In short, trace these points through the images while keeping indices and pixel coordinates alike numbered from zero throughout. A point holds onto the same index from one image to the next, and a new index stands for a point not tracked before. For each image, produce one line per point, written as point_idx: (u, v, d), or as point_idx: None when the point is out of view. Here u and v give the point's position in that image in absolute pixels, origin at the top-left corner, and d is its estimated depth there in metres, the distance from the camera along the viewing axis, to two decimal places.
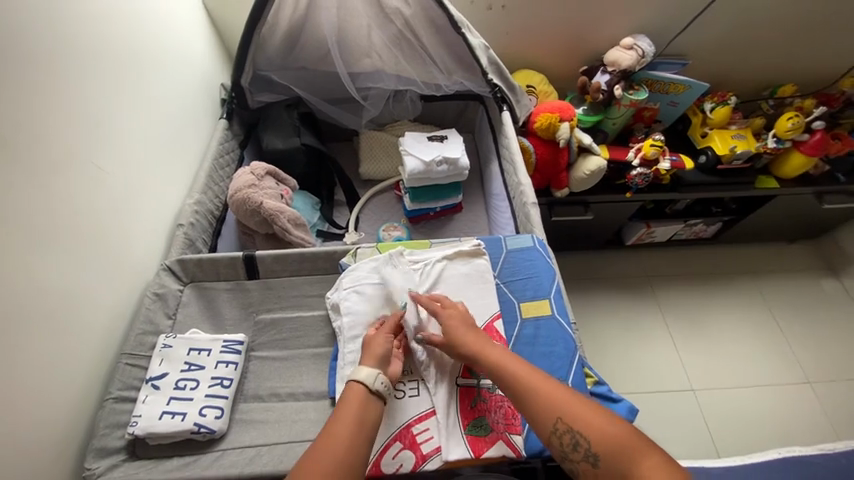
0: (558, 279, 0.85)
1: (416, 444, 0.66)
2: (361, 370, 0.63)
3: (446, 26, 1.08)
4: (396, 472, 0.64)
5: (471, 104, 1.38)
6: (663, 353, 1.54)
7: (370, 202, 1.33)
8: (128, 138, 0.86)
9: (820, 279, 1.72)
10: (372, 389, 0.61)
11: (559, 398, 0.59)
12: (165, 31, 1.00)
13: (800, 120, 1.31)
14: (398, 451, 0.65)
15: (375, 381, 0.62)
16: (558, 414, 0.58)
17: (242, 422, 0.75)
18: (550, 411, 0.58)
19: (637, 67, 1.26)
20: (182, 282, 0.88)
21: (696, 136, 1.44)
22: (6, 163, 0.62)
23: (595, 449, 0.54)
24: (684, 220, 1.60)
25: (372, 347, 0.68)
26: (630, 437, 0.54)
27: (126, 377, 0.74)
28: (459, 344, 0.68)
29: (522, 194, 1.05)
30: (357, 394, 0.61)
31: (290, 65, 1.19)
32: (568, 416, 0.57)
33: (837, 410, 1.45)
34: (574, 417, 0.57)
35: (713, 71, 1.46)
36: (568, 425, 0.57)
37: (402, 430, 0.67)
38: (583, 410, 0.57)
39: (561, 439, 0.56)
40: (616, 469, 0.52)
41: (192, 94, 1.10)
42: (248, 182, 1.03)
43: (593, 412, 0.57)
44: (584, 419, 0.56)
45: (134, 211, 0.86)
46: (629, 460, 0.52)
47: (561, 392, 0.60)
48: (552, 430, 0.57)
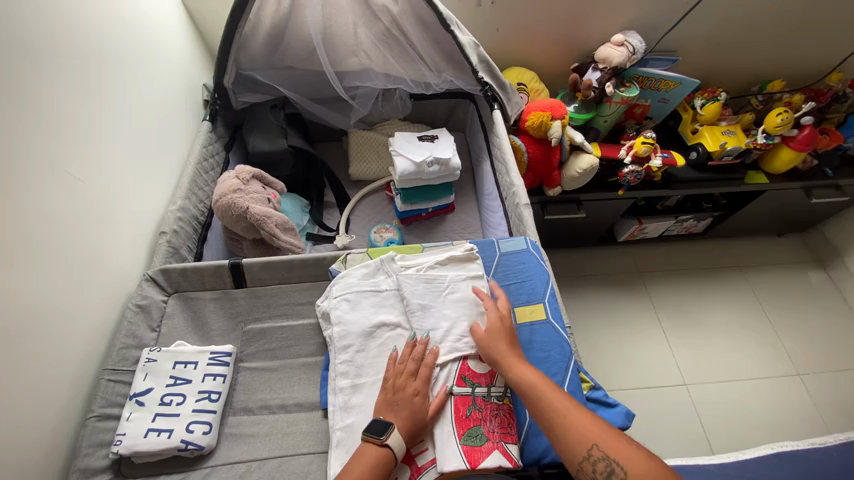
0: (552, 283, 0.84)
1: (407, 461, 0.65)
2: (394, 435, 0.62)
3: (434, 23, 1.06)
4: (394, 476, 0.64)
5: (461, 102, 1.36)
6: (657, 349, 1.55)
7: (360, 204, 1.30)
8: (103, 144, 0.82)
9: (808, 270, 1.75)
10: (387, 456, 0.61)
11: (595, 426, 0.59)
12: (141, 29, 0.96)
13: (789, 116, 1.31)
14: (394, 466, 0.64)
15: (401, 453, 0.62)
16: (594, 441, 0.57)
17: (231, 436, 0.73)
18: (585, 436, 0.58)
19: (628, 64, 1.25)
20: (166, 292, 0.84)
21: (687, 132, 1.44)
22: None
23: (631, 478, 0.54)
24: (675, 216, 1.60)
25: (418, 416, 0.65)
26: (665, 475, 0.54)
27: (110, 394, 0.71)
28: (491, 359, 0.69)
29: (514, 195, 1.03)
30: (383, 459, 0.61)
31: (275, 65, 1.15)
32: (604, 445, 0.57)
33: (825, 400, 1.48)
34: (609, 445, 0.57)
35: (704, 67, 1.45)
36: (603, 453, 0.56)
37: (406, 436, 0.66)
38: (619, 441, 0.57)
39: (594, 466, 0.56)
40: None
41: (173, 95, 1.06)
42: (234, 186, 0.99)
43: (629, 443, 0.57)
44: (619, 449, 0.56)
45: (111, 221, 0.83)
46: None
47: (597, 421, 0.60)
48: (585, 456, 0.57)
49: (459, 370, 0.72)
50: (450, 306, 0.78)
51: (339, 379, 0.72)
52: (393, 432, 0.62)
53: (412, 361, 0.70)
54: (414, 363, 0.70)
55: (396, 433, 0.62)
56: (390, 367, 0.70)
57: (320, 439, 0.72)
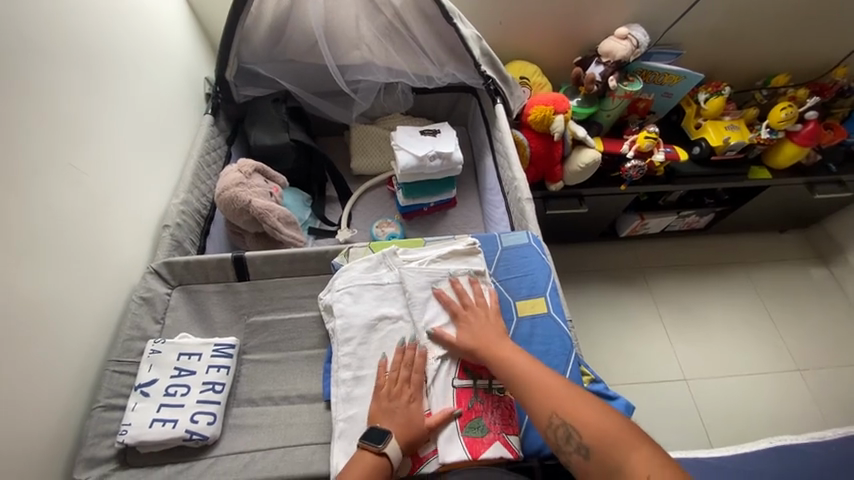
0: (553, 277, 0.84)
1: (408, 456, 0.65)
2: (392, 444, 0.62)
3: (437, 17, 1.05)
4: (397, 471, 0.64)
5: (464, 97, 1.35)
6: (657, 344, 1.55)
7: (361, 198, 1.30)
8: (107, 137, 0.82)
9: (810, 266, 1.75)
10: (385, 464, 0.61)
11: (557, 395, 0.62)
12: (144, 22, 0.96)
13: (793, 110, 1.31)
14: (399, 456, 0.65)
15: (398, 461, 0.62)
16: (554, 410, 0.61)
17: (235, 427, 0.74)
18: (546, 405, 0.62)
19: (632, 58, 1.24)
20: (170, 285, 0.85)
21: (690, 127, 1.43)
22: None
23: (587, 441, 0.58)
24: (677, 212, 1.60)
25: (415, 423, 0.65)
26: (623, 433, 0.57)
27: (115, 385, 0.72)
28: (465, 343, 0.72)
29: (517, 189, 1.03)
30: (381, 468, 0.61)
31: (276, 59, 1.15)
32: (564, 412, 0.60)
33: (825, 395, 1.49)
34: (568, 411, 0.60)
35: (708, 61, 1.44)
36: (562, 419, 0.60)
37: None
38: (578, 407, 0.60)
39: (555, 432, 0.60)
40: (606, 462, 0.56)
41: (175, 88, 1.06)
42: (236, 180, 0.99)
43: (589, 407, 0.60)
44: (577, 414, 0.60)
45: (115, 214, 0.83)
46: (619, 453, 0.56)
47: (559, 389, 0.63)
48: (547, 423, 0.61)
49: (460, 363, 0.73)
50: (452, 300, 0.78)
51: (341, 371, 0.72)
52: (391, 440, 0.62)
53: (405, 368, 0.70)
54: (407, 369, 0.70)
55: (393, 442, 0.62)
56: (383, 375, 0.70)
57: (323, 430, 0.73)
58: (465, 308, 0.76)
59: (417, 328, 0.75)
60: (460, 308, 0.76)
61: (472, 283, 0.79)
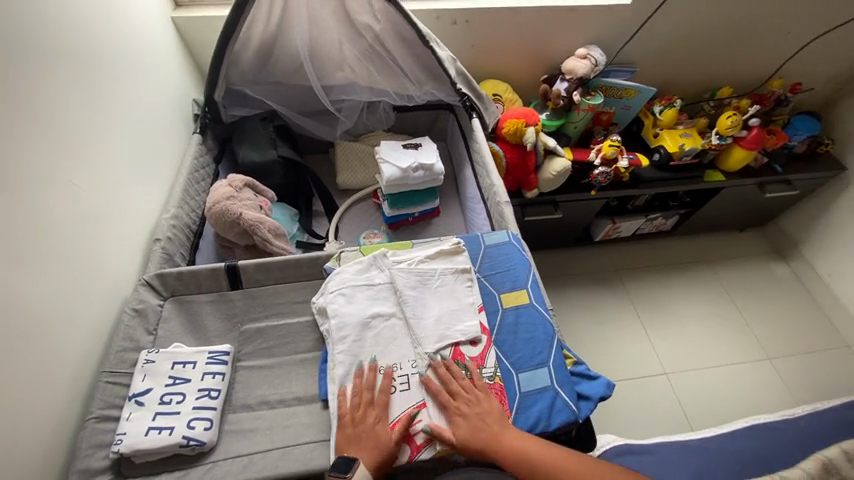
0: (534, 271, 0.90)
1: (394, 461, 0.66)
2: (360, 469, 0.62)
3: (414, 41, 1.14)
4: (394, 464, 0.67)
5: (441, 113, 1.44)
6: (637, 341, 1.63)
7: (348, 211, 1.34)
8: (104, 156, 0.86)
9: (770, 262, 1.89)
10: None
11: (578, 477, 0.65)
12: (136, 48, 1.01)
13: (738, 118, 1.46)
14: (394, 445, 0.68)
15: None
16: None
17: (231, 432, 0.74)
18: None
19: (592, 75, 1.37)
20: (162, 296, 0.86)
21: (649, 136, 1.56)
22: None
23: None
24: (645, 215, 1.71)
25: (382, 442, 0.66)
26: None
27: (108, 396, 0.72)
28: (475, 443, 0.66)
29: (495, 194, 1.10)
30: None
31: (263, 80, 1.21)
32: None
33: (795, 380, 1.58)
34: None
35: (660, 77, 1.60)
36: None
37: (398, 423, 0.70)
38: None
39: None
40: None
41: (165, 109, 1.10)
42: (227, 194, 1.02)
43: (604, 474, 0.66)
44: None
45: (110, 229, 0.86)
46: None
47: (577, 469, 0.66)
48: None
49: (452, 355, 0.76)
50: (439, 297, 0.82)
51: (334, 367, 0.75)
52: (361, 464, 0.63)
53: (365, 392, 0.71)
54: (371, 392, 0.72)
55: (361, 468, 0.62)
56: (344, 405, 0.71)
57: (321, 428, 0.74)
58: (455, 401, 0.71)
59: (409, 324, 0.79)
60: (451, 404, 0.70)
61: (451, 363, 0.75)
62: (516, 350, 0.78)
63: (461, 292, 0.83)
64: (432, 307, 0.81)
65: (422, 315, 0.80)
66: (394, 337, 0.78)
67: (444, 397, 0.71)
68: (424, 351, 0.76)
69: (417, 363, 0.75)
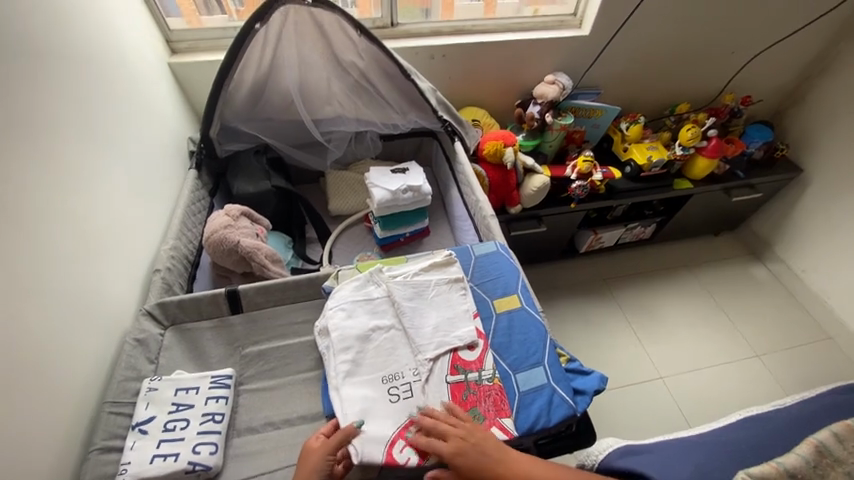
0: (523, 276, 0.95)
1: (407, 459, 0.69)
2: None
3: (396, 74, 1.24)
4: (405, 465, 0.68)
5: (425, 140, 1.53)
6: (630, 346, 1.67)
7: (341, 236, 1.39)
8: (105, 191, 0.90)
9: (748, 264, 1.98)
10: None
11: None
12: (135, 92, 1.07)
13: (697, 130, 1.59)
14: (404, 447, 0.70)
15: None
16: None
17: (237, 456, 0.74)
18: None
19: (561, 98, 1.49)
20: (163, 325, 0.87)
21: (619, 151, 1.68)
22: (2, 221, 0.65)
23: None
24: (624, 224, 1.80)
25: (305, 465, 0.67)
26: None
27: (111, 426, 0.72)
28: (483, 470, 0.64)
29: (481, 209, 1.17)
30: None
31: (256, 116, 1.29)
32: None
33: (786, 376, 1.63)
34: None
35: (623, 97, 1.74)
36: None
37: (404, 427, 0.72)
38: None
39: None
40: None
41: (162, 148, 1.16)
42: (225, 223, 1.06)
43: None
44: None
45: (111, 261, 0.88)
46: None
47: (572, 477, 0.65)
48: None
49: (451, 361, 0.80)
50: (435, 306, 0.86)
51: (332, 377, 0.77)
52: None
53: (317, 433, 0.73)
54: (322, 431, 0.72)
55: None
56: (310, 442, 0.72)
57: None
58: (446, 442, 0.67)
59: (408, 333, 0.82)
60: (444, 448, 0.66)
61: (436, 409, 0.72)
62: (512, 351, 0.82)
63: (456, 300, 0.88)
64: (429, 315, 0.85)
65: (420, 324, 0.83)
66: (394, 347, 0.81)
67: (438, 441, 0.67)
68: (424, 357, 0.79)
69: (418, 369, 0.78)
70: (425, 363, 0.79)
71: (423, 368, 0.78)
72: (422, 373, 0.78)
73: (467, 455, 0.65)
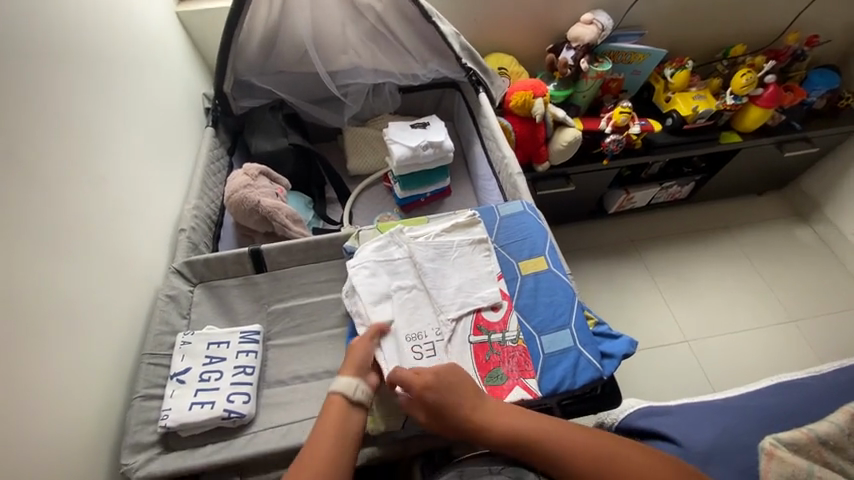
0: (551, 238, 0.90)
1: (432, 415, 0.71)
2: (340, 380, 0.68)
3: (416, 17, 1.14)
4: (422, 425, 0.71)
5: (447, 92, 1.44)
6: (656, 309, 1.63)
7: (361, 195, 1.35)
8: (125, 149, 0.89)
9: (793, 225, 1.84)
10: (352, 399, 0.66)
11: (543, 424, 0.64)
12: (145, 44, 1.03)
13: (753, 75, 1.42)
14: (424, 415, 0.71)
15: (355, 389, 0.67)
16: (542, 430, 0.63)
17: (267, 406, 0.78)
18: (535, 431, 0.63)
19: (599, 40, 1.35)
20: (192, 282, 0.89)
21: (661, 101, 1.53)
22: (27, 181, 0.66)
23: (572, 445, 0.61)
24: (659, 183, 1.68)
25: (351, 355, 0.71)
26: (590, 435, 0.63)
27: (151, 376, 0.76)
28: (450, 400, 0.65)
29: (507, 166, 1.11)
30: (337, 405, 0.65)
31: (270, 70, 1.23)
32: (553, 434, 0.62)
33: (823, 342, 1.56)
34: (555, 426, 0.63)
35: (669, 38, 1.55)
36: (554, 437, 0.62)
37: None
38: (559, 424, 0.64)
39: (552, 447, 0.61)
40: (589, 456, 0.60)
41: (178, 104, 1.13)
42: (244, 183, 1.06)
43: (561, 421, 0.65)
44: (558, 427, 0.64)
45: (138, 220, 0.89)
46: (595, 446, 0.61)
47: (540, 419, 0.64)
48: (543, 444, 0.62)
49: (474, 321, 0.79)
50: (459, 268, 0.84)
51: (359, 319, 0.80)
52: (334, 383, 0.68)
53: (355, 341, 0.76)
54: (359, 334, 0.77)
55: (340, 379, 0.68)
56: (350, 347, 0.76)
57: None
58: (420, 376, 0.67)
59: (431, 294, 0.81)
60: (418, 381, 0.66)
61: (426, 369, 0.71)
62: (537, 314, 0.80)
63: (480, 262, 0.85)
64: (452, 276, 0.83)
65: (443, 285, 0.82)
66: (418, 307, 0.80)
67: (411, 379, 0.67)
68: (447, 319, 0.78)
69: (441, 330, 0.78)
70: (448, 323, 0.78)
71: (446, 328, 0.78)
72: (444, 333, 0.77)
73: (437, 386, 0.66)
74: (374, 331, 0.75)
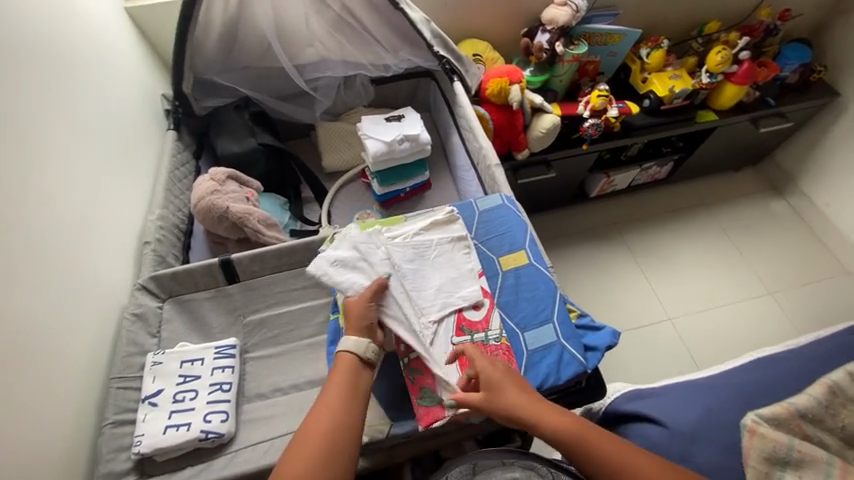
0: (531, 230, 0.89)
1: (432, 417, 0.71)
2: (347, 341, 0.69)
3: (383, 4, 1.09)
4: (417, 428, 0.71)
5: (422, 81, 1.39)
6: (639, 289, 1.64)
7: (339, 193, 1.31)
8: (78, 160, 0.83)
9: (769, 200, 1.87)
10: (363, 358, 0.68)
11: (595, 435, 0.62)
12: (93, 43, 0.95)
13: (727, 52, 1.41)
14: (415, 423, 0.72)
15: (362, 349, 0.68)
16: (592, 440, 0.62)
17: (248, 422, 0.75)
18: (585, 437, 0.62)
19: (574, 22, 1.31)
20: (160, 298, 0.85)
21: (638, 82, 1.52)
22: None
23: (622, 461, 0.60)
24: (639, 165, 1.68)
25: (352, 315, 0.72)
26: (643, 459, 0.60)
27: (121, 400, 0.72)
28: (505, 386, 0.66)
29: (485, 157, 1.08)
30: (345, 363, 0.67)
31: (233, 66, 1.17)
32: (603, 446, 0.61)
33: (799, 313, 1.61)
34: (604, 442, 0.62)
35: (644, 17, 1.53)
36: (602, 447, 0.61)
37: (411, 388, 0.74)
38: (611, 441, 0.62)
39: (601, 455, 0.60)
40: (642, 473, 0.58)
41: (135, 108, 1.06)
42: (211, 189, 1.00)
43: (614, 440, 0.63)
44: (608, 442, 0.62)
45: (97, 236, 0.84)
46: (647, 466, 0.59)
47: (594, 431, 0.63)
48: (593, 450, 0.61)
49: (456, 322, 0.76)
50: (437, 268, 0.81)
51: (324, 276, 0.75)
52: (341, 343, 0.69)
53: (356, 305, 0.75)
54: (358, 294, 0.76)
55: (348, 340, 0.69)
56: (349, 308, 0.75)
57: None
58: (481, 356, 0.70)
59: (411, 296, 0.77)
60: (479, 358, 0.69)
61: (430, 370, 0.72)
62: (520, 310, 0.78)
63: (460, 260, 0.82)
64: (433, 277, 0.80)
65: (423, 286, 0.78)
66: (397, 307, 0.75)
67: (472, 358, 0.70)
68: (428, 321, 0.75)
69: (422, 332, 0.74)
70: (429, 325, 0.75)
71: (427, 330, 0.74)
72: (425, 335, 0.74)
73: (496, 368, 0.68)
74: (375, 286, 0.74)
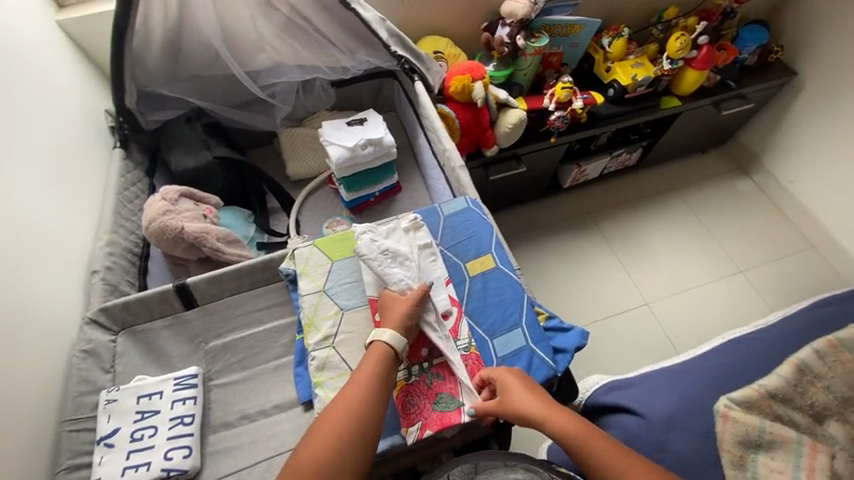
0: (497, 233, 0.87)
1: (446, 422, 0.68)
2: (385, 332, 0.68)
3: (334, 4, 1.04)
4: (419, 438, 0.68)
5: (385, 81, 1.36)
6: (615, 277, 1.66)
7: (306, 201, 1.27)
8: (12, 189, 0.77)
9: (736, 179, 1.91)
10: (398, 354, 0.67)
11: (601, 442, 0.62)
12: (22, 60, 0.88)
13: (686, 38, 1.42)
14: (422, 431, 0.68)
15: (399, 346, 0.67)
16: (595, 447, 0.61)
17: (214, 454, 0.72)
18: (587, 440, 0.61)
19: (532, 15, 1.28)
20: (113, 331, 0.80)
21: (601, 71, 1.51)
22: None
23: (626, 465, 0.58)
24: (608, 153, 1.69)
25: (394, 312, 0.71)
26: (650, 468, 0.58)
27: (74, 444, 0.68)
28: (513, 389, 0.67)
29: (449, 159, 1.06)
30: (377, 353, 0.66)
31: (181, 76, 1.11)
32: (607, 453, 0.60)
33: (767, 289, 1.65)
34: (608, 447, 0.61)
35: (604, 5, 1.52)
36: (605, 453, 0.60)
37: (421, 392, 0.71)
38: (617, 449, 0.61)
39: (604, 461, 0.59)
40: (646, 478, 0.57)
41: (75, 126, 0.99)
42: (163, 209, 0.95)
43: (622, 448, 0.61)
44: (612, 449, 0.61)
45: (41, 270, 0.78)
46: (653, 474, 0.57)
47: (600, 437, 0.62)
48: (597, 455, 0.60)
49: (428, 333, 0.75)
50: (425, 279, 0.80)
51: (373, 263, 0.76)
52: (376, 332, 0.69)
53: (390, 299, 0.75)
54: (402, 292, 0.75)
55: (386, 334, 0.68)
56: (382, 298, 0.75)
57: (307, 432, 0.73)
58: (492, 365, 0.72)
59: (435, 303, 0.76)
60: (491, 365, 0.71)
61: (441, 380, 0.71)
62: (488, 316, 0.77)
63: (428, 270, 0.80)
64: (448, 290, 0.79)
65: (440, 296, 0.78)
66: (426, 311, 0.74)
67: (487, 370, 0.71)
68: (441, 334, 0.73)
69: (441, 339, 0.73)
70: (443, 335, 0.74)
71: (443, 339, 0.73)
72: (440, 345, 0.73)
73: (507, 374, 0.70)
74: (422, 291, 0.73)
